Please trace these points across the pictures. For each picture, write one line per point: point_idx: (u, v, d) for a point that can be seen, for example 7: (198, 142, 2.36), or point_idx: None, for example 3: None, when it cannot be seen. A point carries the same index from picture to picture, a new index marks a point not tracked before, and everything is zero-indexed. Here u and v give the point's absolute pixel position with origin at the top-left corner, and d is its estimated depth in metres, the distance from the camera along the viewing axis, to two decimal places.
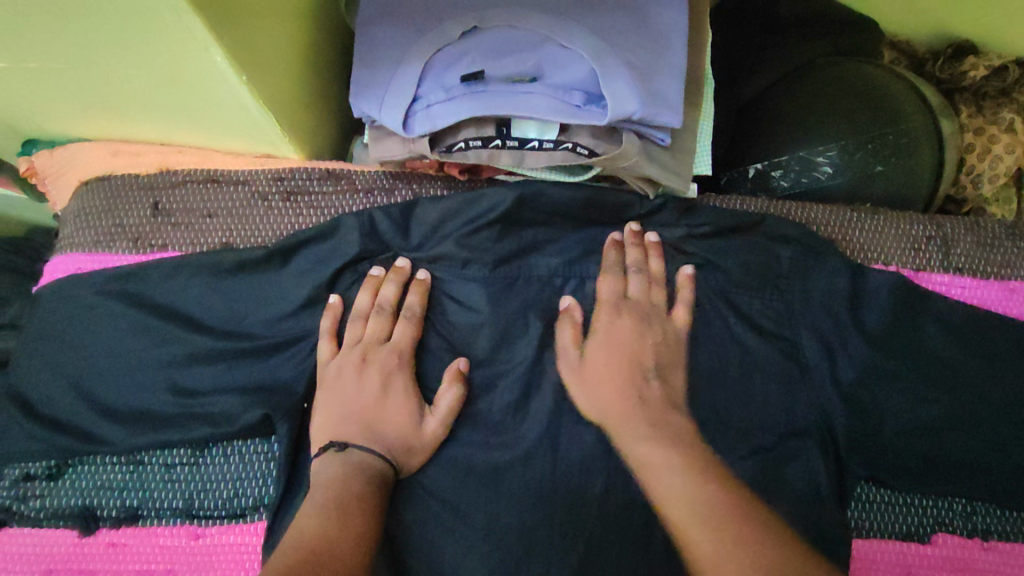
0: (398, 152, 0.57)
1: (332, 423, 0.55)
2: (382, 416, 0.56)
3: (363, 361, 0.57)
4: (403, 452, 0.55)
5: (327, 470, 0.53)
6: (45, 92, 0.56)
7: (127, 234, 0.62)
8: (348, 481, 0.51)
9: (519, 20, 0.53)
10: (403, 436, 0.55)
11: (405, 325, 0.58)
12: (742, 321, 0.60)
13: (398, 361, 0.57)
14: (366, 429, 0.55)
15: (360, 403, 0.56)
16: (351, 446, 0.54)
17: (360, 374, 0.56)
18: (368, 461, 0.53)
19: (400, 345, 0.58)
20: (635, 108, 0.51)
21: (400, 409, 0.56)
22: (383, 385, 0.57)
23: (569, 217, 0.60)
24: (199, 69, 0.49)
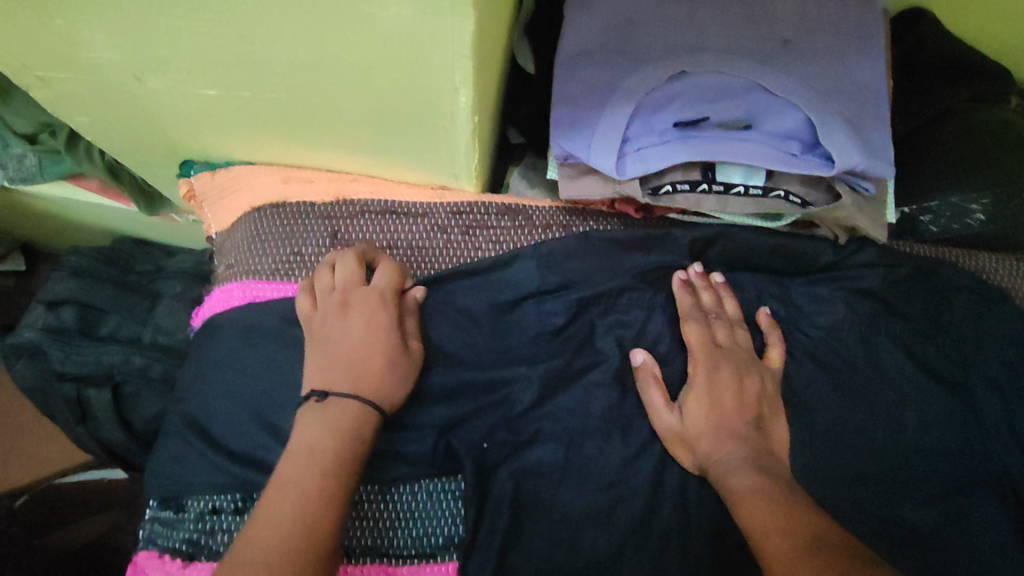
0: (598, 190, 0.57)
1: (324, 371, 0.53)
2: (356, 351, 0.53)
3: (344, 304, 0.55)
4: (382, 393, 0.52)
5: (306, 431, 0.49)
6: (244, 119, 0.57)
7: (306, 264, 0.62)
8: (317, 451, 0.47)
9: (728, 66, 0.53)
10: (393, 374, 0.53)
11: (384, 270, 0.57)
12: (923, 369, 0.59)
13: (380, 301, 0.55)
14: (354, 370, 0.52)
15: (353, 346, 0.53)
16: (332, 397, 0.51)
17: (344, 319, 0.54)
18: (348, 414, 0.50)
19: (381, 290, 0.57)
20: (859, 160, 0.51)
21: (379, 347, 0.53)
22: (369, 325, 0.54)
23: (755, 262, 0.61)
24: (428, 106, 0.49)
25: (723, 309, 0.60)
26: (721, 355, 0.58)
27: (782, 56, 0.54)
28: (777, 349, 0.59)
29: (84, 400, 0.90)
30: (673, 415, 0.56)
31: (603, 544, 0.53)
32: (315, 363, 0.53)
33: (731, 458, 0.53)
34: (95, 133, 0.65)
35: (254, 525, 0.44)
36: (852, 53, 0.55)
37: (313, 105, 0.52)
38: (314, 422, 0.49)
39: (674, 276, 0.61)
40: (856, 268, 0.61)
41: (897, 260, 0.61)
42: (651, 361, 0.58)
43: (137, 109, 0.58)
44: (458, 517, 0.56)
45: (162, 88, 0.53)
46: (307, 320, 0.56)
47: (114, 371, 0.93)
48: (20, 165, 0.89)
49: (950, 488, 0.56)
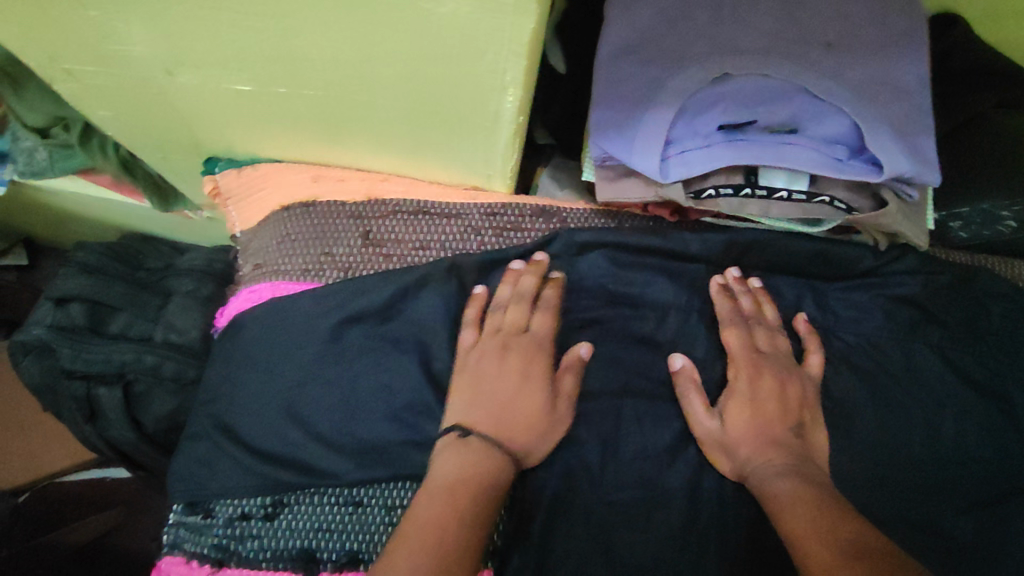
0: (637, 193, 0.56)
1: (463, 411, 0.53)
2: (507, 404, 0.53)
3: (504, 348, 0.55)
4: (521, 441, 0.52)
5: (442, 469, 0.49)
6: (276, 115, 0.55)
7: (336, 264, 0.60)
8: (456, 492, 0.46)
9: (773, 68, 0.52)
10: (531, 429, 0.52)
11: (543, 317, 0.57)
12: (958, 376, 0.59)
13: (536, 350, 0.55)
14: (496, 421, 0.52)
15: (501, 395, 0.53)
16: (472, 435, 0.51)
17: (502, 362, 0.54)
18: (484, 458, 0.49)
19: (540, 338, 0.56)
20: (907, 167, 0.50)
21: (523, 399, 0.53)
22: (521, 381, 0.54)
23: (791, 266, 0.61)
24: (472, 106, 0.48)
25: (762, 314, 0.59)
26: (762, 360, 0.57)
27: (828, 58, 0.53)
28: (816, 355, 0.58)
29: (92, 398, 0.90)
30: (712, 419, 0.55)
31: (641, 553, 0.52)
32: (457, 403, 0.53)
33: (773, 465, 0.52)
34: (118, 128, 0.63)
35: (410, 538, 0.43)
36: (897, 56, 0.54)
37: (351, 103, 0.51)
38: (449, 460, 0.49)
39: (712, 280, 0.60)
40: (893, 275, 0.61)
41: (937, 268, 0.61)
42: (690, 365, 0.57)
43: (164, 103, 0.56)
44: (494, 522, 0.53)
45: (193, 83, 0.52)
46: (467, 352, 0.56)
47: (126, 369, 0.91)
48: (30, 160, 0.87)
49: (988, 496, 0.56)
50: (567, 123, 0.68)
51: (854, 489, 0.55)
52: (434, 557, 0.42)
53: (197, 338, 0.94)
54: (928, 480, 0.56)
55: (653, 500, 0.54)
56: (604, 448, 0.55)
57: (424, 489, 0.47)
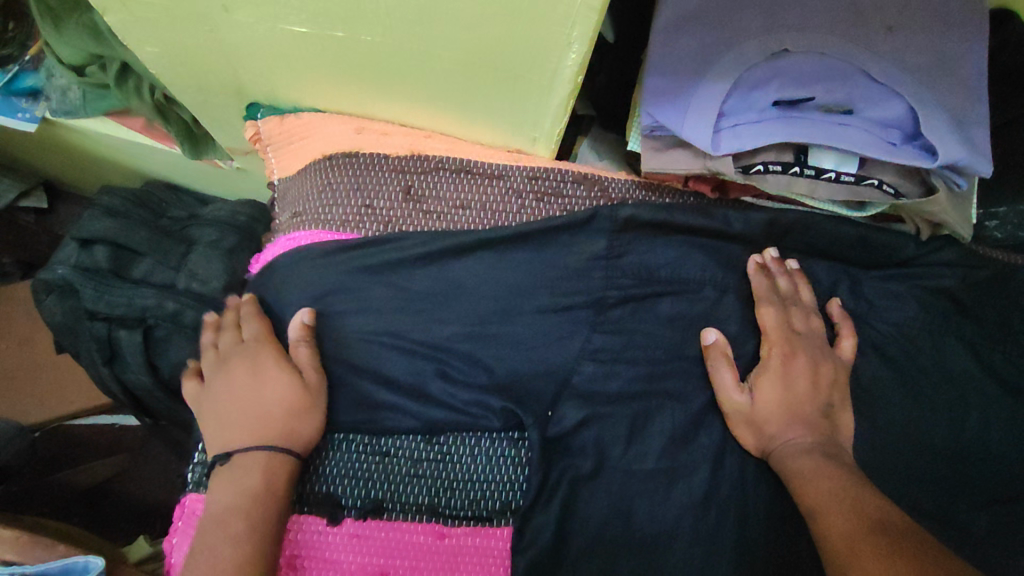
0: (685, 163, 0.56)
1: (219, 435, 0.54)
2: (265, 404, 0.53)
3: (223, 359, 0.57)
4: (292, 439, 0.53)
5: (217, 497, 0.50)
6: (326, 61, 0.55)
7: (377, 217, 0.61)
8: (234, 514, 0.48)
9: (834, 47, 0.51)
10: (286, 407, 0.53)
11: (254, 321, 0.58)
12: (988, 373, 0.59)
13: (257, 350, 0.56)
14: (253, 428, 0.53)
15: (240, 400, 0.54)
16: (233, 454, 0.52)
17: (229, 377, 0.56)
18: (254, 468, 0.50)
19: (256, 336, 0.58)
20: (962, 155, 0.50)
21: (270, 387, 0.53)
22: (254, 375, 0.55)
23: (832, 251, 0.61)
24: (533, 61, 0.47)
25: (799, 296, 0.59)
26: (798, 341, 0.57)
27: (890, 42, 0.52)
28: (849, 340, 0.58)
29: (113, 339, 0.90)
30: (743, 394, 0.55)
31: (662, 522, 0.52)
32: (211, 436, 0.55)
33: (801, 443, 0.53)
34: (161, 66, 0.62)
35: (202, 563, 0.46)
36: (960, 45, 0.53)
37: (406, 52, 0.51)
38: (223, 483, 0.51)
39: (751, 259, 0.60)
40: (932, 265, 0.61)
41: (977, 262, 0.60)
42: (723, 340, 0.57)
43: (214, 42, 0.56)
44: (517, 483, 0.54)
45: (248, 21, 0.51)
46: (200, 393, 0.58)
47: (146, 314, 0.89)
48: (64, 97, 0.88)
49: (1008, 493, 0.56)
50: (612, 93, 0.67)
51: (879, 476, 0.55)
52: (230, 561, 0.46)
53: (218, 288, 0.93)
54: (948, 471, 0.56)
55: (678, 472, 0.54)
56: (635, 417, 0.55)
57: (201, 521, 0.49)
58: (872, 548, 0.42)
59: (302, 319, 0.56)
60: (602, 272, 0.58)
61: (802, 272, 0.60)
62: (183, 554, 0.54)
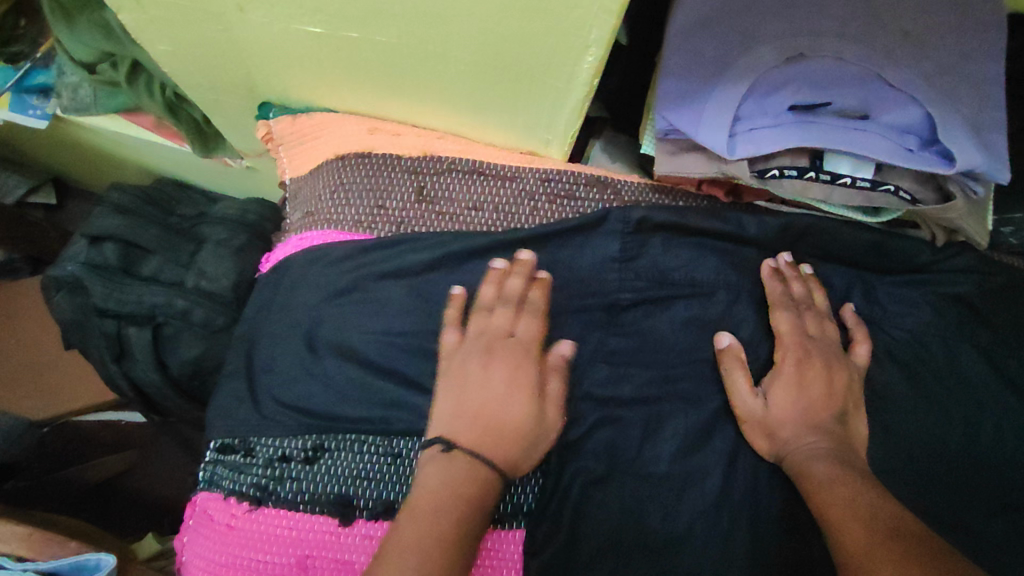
0: (699, 167, 0.55)
1: (448, 419, 0.50)
2: (502, 416, 0.50)
3: (489, 350, 0.53)
4: (508, 457, 0.49)
5: (427, 484, 0.46)
6: (340, 61, 0.55)
7: (389, 218, 0.61)
8: (443, 513, 0.44)
9: (851, 52, 0.51)
10: (527, 431, 0.50)
11: (532, 321, 0.55)
12: (1003, 379, 0.58)
13: (524, 355, 0.53)
14: (486, 431, 0.49)
15: (483, 398, 0.51)
16: (456, 448, 0.48)
17: (486, 364, 0.52)
18: (473, 477, 0.47)
19: (527, 340, 0.54)
20: (980, 162, 0.49)
21: (519, 408, 0.50)
22: (509, 384, 0.51)
23: (847, 256, 0.61)
24: (548, 63, 0.47)
25: (813, 300, 0.59)
26: (812, 346, 0.57)
27: (907, 47, 0.51)
28: (863, 346, 0.58)
29: (123, 336, 0.90)
30: (756, 399, 0.55)
31: (675, 527, 0.52)
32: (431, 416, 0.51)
33: (813, 448, 0.52)
34: (174, 65, 0.62)
35: (400, 544, 0.42)
36: (978, 49, 0.53)
37: (420, 53, 0.50)
38: (440, 468, 0.47)
39: (764, 263, 0.60)
40: (949, 272, 0.60)
41: (994, 269, 0.60)
42: (737, 345, 0.57)
43: (228, 42, 0.56)
44: (530, 485, 0.54)
45: (261, 22, 0.51)
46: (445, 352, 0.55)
47: (156, 312, 0.90)
48: (75, 95, 0.88)
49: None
50: (625, 95, 0.67)
51: (894, 483, 0.55)
52: (432, 548, 0.41)
53: (228, 287, 0.93)
54: (962, 478, 0.56)
55: (691, 476, 0.54)
56: (647, 421, 0.55)
57: (412, 502, 0.45)
58: (884, 554, 0.42)
59: (521, 256, 0.56)
60: (615, 276, 0.58)
61: (816, 276, 0.60)
62: (194, 553, 0.55)
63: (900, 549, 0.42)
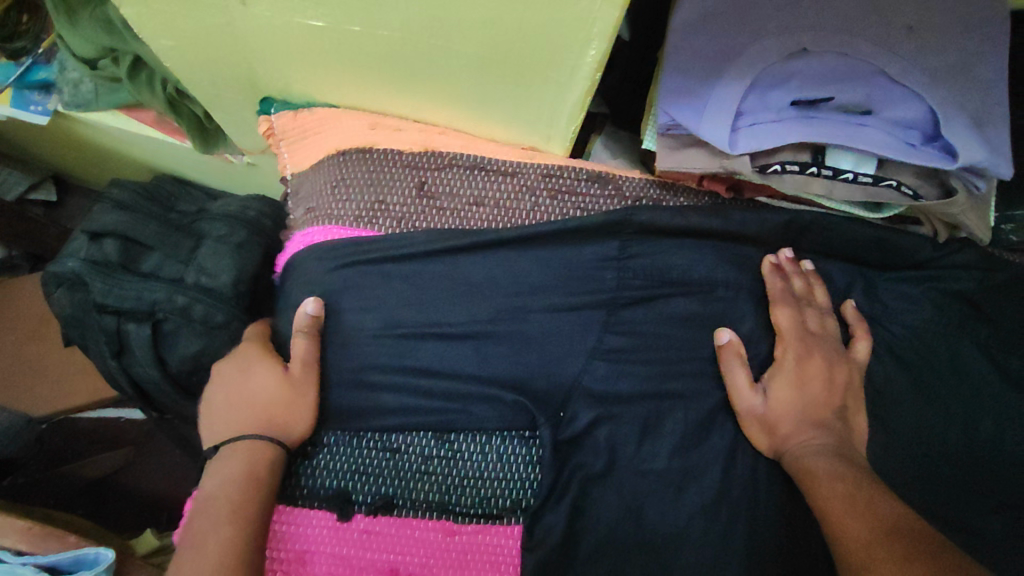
0: (701, 162, 0.55)
1: (223, 425, 0.54)
2: (249, 395, 0.53)
3: (231, 363, 0.57)
4: (289, 427, 0.53)
5: (215, 478, 0.49)
6: (341, 56, 0.55)
7: (390, 213, 0.60)
8: (224, 496, 0.48)
9: (853, 47, 0.51)
10: (281, 400, 0.53)
11: (252, 327, 0.61)
12: (1004, 376, 0.58)
13: (259, 347, 0.57)
14: (246, 416, 0.52)
15: (238, 392, 0.54)
16: (230, 442, 0.52)
17: (234, 370, 0.56)
18: (249, 459, 0.50)
19: (257, 338, 0.59)
20: (983, 156, 0.49)
21: (268, 381, 0.53)
22: (246, 368, 0.55)
23: (847, 253, 0.61)
24: (549, 57, 0.47)
25: (813, 297, 0.59)
26: (813, 342, 0.57)
27: (911, 42, 0.51)
28: (864, 342, 0.58)
29: (122, 333, 0.90)
30: (757, 395, 0.55)
31: (674, 523, 0.52)
32: (210, 426, 0.55)
33: (814, 444, 0.52)
34: (175, 59, 0.62)
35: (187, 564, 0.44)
36: (981, 45, 0.53)
37: (423, 48, 0.50)
38: (220, 467, 0.50)
39: (764, 260, 0.60)
40: (950, 268, 0.60)
41: (995, 265, 0.60)
42: (737, 340, 0.56)
43: (230, 36, 0.56)
44: (529, 481, 0.54)
45: (263, 15, 0.51)
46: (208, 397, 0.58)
47: (156, 308, 0.90)
48: (76, 90, 0.89)
49: None
50: (627, 92, 0.67)
51: (894, 481, 0.55)
52: (219, 556, 0.44)
53: (227, 283, 0.92)
54: (963, 475, 0.56)
55: (691, 473, 0.54)
56: (646, 418, 0.55)
57: (195, 512, 0.48)
58: (883, 551, 0.42)
59: (308, 310, 0.56)
60: (614, 272, 0.58)
61: (816, 273, 0.60)
62: None
63: (898, 545, 0.42)
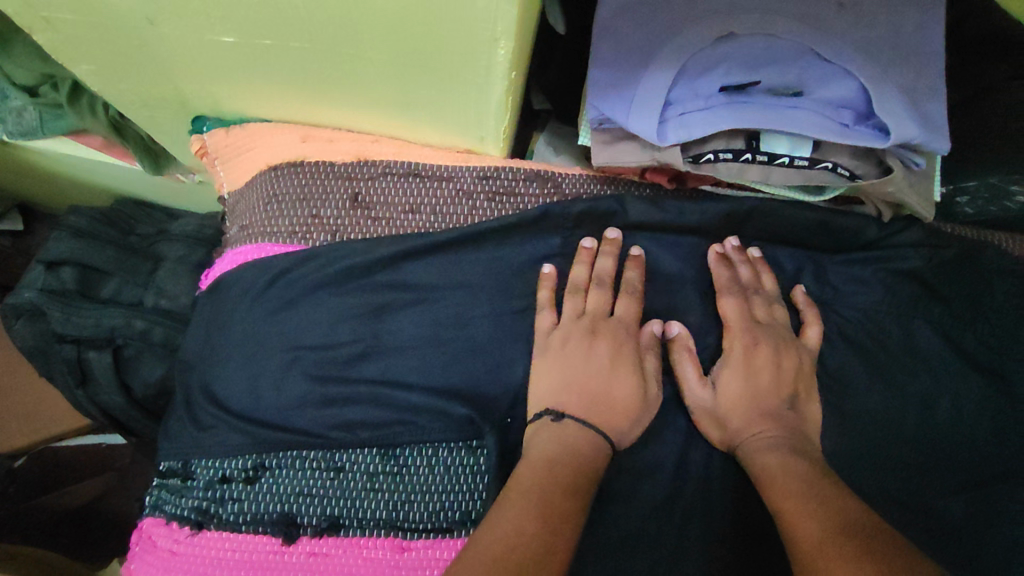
0: (635, 156, 0.54)
1: (557, 393, 0.52)
2: (618, 401, 0.52)
3: (593, 333, 0.54)
4: (616, 431, 0.51)
5: (529, 465, 0.47)
6: (260, 69, 0.53)
7: (324, 226, 0.59)
8: (545, 491, 0.44)
9: (780, 27, 0.50)
10: (634, 409, 0.52)
11: (626, 302, 0.56)
12: (957, 352, 0.57)
13: (626, 335, 0.54)
14: (598, 407, 0.51)
15: (589, 376, 0.52)
16: (567, 418, 0.50)
17: (592, 347, 0.53)
18: (548, 456, 0.47)
19: (625, 320, 0.55)
20: (915, 133, 0.48)
21: (629, 380, 0.52)
22: (613, 362, 0.53)
23: (795, 237, 0.59)
24: (465, 59, 0.46)
25: (762, 285, 0.58)
26: (760, 330, 0.55)
27: (839, 19, 0.50)
28: (814, 329, 0.57)
29: (83, 361, 0.88)
30: (705, 388, 0.54)
31: (626, 526, 0.51)
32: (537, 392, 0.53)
33: (765, 437, 0.51)
34: (99, 82, 0.61)
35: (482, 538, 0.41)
36: (910, 16, 0.51)
37: (336, 56, 0.49)
38: (537, 454, 0.48)
39: (710, 249, 0.58)
40: (898, 247, 0.59)
41: (943, 242, 0.59)
42: (685, 334, 0.56)
43: (148, 56, 0.54)
44: (478, 491, 0.52)
45: (175, 34, 0.50)
46: (546, 342, 0.54)
47: (114, 334, 0.88)
48: (19, 120, 0.85)
49: (980, 478, 0.55)
50: (566, 87, 0.65)
51: (849, 466, 0.54)
52: (512, 532, 0.41)
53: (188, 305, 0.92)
54: (919, 458, 0.55)
55: (641, 471, 0.53)
56: None
57: (517, 483, 0.46)
58: (836, 558, 0.39)
59: (611, 235, 0.57)
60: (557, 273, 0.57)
61: (764, 259, 0.59)
62: None
63: (854, 555, 0.39)
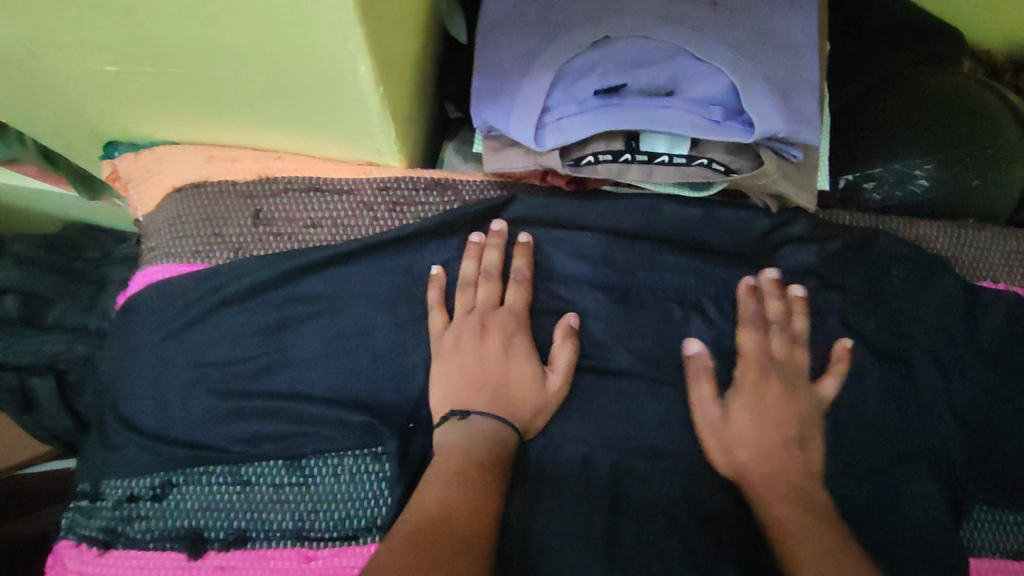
0: (520, 162, 0.55)
1: (451, 390, 0.54)
2: (515, 395, 0.54)
3: (482, 327, 0.55)
4: (517, 415, 0.53)
5: (446, 448, 0.51)
6: (151, 96, 0.54)
7: (227, 243, 0.61)
8: (470, 476, 0.48)
9: (651, 30, 0.50)
10: (531, 397, 0.54)
11: (518, 290, 0.57)
12: (857, 339, 0.58)
13: (513, 322, 0.56)
14: (492, 398, 0.53)
15: (483, 369, 0.54)
16: (471, 415, 0.52)
17: (481, 342, 0.55)
18: (467, 441, 0.51)
19: (516, 308, 0.57)
20: (781, 126, 0.50)
21: (523, 369, 0.54)
22: (505, 351, 0.55)
23: (692, 233, 0.60)
24: (336, 79, 0.47)
25: (790, 325, 0.58)
26: (771, 370, 0.56)
27: (708, 18, 0.51)
28: (833, 380, 0.57)
29: (26, 388, 0.89)
30: (716, 408, 0.55)
31: (525, 524, 0.53)
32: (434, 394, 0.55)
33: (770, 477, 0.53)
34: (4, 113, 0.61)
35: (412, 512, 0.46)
36: (776, 15, 0.53)
37: (218, 81, 0.50)
38: (451, 441, 0.52)
39: (743, 280, 0.58)
40: (788, 239, 0.61)
41: (829, 232, 0.61)
42: (705, 352, 0.56)
43: (42, 88, 0.55)
44: (381, 496, 0.54)
45: (61, 67, 0.51)
46: (440, 345, 0.56)
47: (56, 360, 0.90)
48: None
49: (877, 461, 0.56)
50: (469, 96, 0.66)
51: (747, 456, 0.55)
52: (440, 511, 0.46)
53: None
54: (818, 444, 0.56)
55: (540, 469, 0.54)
56: None
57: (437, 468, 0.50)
58: None
59: (494, 227, 0.58)
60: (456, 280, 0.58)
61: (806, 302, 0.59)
62: None
63: None
